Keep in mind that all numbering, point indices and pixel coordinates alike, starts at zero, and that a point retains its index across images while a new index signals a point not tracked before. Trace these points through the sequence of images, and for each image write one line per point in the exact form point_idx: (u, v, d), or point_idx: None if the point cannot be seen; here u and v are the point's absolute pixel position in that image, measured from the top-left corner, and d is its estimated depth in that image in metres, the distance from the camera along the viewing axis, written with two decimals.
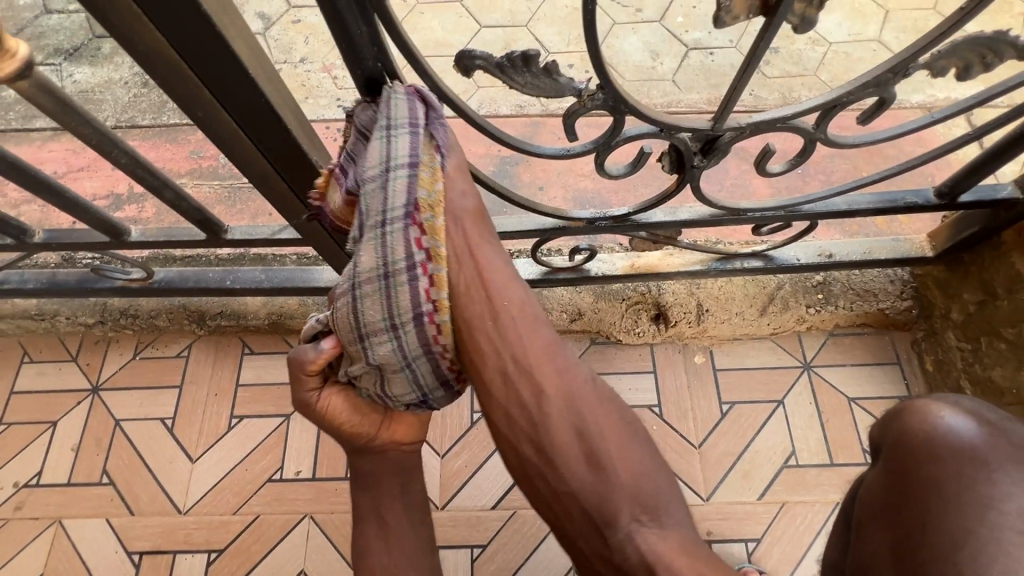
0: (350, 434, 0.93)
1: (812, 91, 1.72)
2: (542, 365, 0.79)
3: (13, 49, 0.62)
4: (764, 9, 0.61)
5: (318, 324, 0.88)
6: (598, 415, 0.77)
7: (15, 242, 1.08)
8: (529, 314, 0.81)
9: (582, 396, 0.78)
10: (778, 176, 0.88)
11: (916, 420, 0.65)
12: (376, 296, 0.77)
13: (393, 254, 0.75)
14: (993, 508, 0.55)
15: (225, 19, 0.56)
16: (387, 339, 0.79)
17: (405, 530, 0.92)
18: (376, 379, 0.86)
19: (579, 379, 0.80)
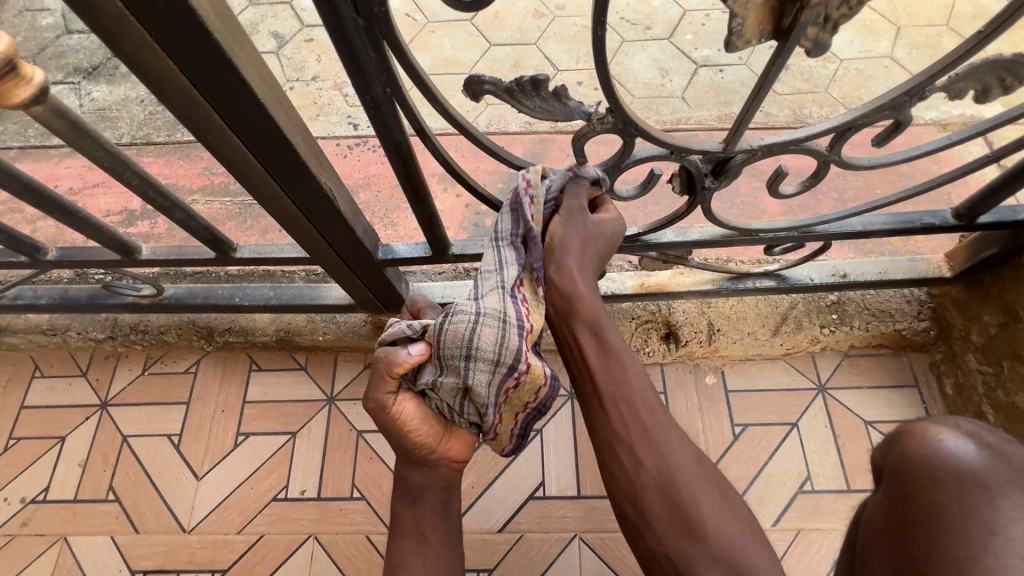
0: (412, 443, 0.87)
1: (824, 108, 1.71)
2: (649, 435, 0.76)
3: (30, 76, 0.63)
4: (776, 32, 0.60)
5: (407, 330, 0.82)
6: (701, 492, 0.72)
7: (28, 259, 1.09)
8: (640, 386, 0.79)
9: (685, 469, 0.74)
10: (791, 198, 0.87)
11: (915, 443, 0.65)
12: (495, 326, 0.75)
13: (502, 308, 0.75)
14: (997, 534, 0.53)
15: (236, 47, 0.56)
16: (488, 371, 0.77)
17: (442, 549, 0.91)
18: (455, 398, 0.82)
19: (683, 452, 0.75)
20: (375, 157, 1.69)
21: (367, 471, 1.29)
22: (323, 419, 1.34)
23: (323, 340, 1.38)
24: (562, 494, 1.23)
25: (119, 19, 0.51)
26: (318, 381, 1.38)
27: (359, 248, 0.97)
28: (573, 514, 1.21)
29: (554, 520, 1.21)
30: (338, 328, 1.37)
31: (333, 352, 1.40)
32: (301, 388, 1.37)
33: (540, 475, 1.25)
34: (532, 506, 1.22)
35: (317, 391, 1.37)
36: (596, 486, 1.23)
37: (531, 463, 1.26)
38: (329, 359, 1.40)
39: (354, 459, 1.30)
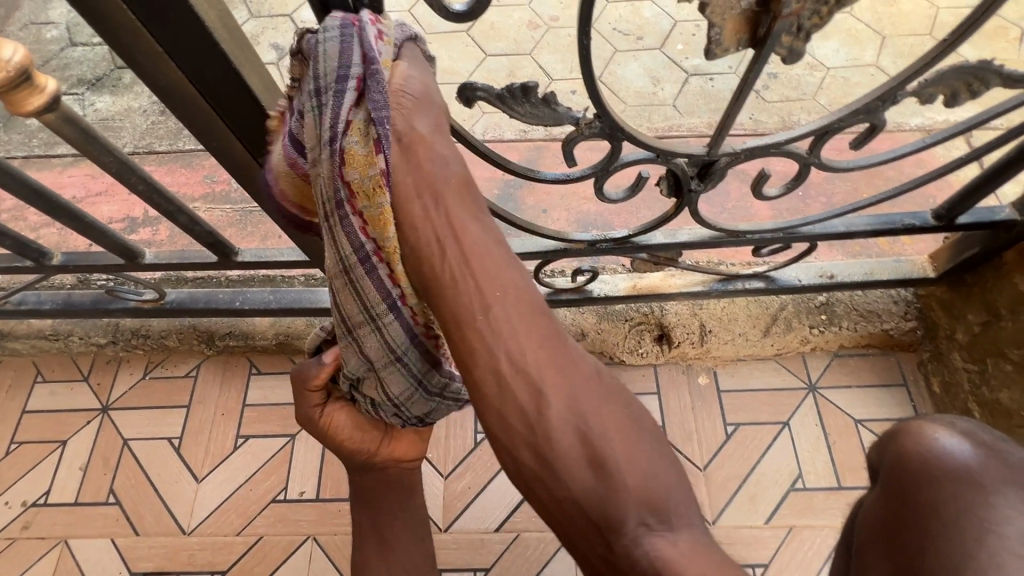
0: (351, 453, 0.92)
1: (811, 115, 1.75)
2: (550, 364, 0.53)
3: (44, 85, 0.66)
4: (753, 40, 0.63)
5: (322, 334, 0.95)
6: (613, 429, 0.50)
7: (34, 264, 1.12)
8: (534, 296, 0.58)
9: (586, 404, 0.51)
10: (774, 199, 0.90)
11: (910, 440, 0.56)
12: (349, 282, 0.68)
13: (349, 247, 0.65)
14: (993, 532, 0.45)
15: (241, 58, 0.60)
16: (370, 330, 0.70)
17: (404, 549, 0.90)
18: (374, 386, 0.78)
19: (593, 385, 0.52)
20: None
21: None
22: None
23: None
24: None
25: (134, 34, 0.54)
26: None
27: None
28: None
29: None
30: None
31: None
32: None
33: None
34: (528, 505, 1.24)
35: None
36: None
37: None
38: None
39: None
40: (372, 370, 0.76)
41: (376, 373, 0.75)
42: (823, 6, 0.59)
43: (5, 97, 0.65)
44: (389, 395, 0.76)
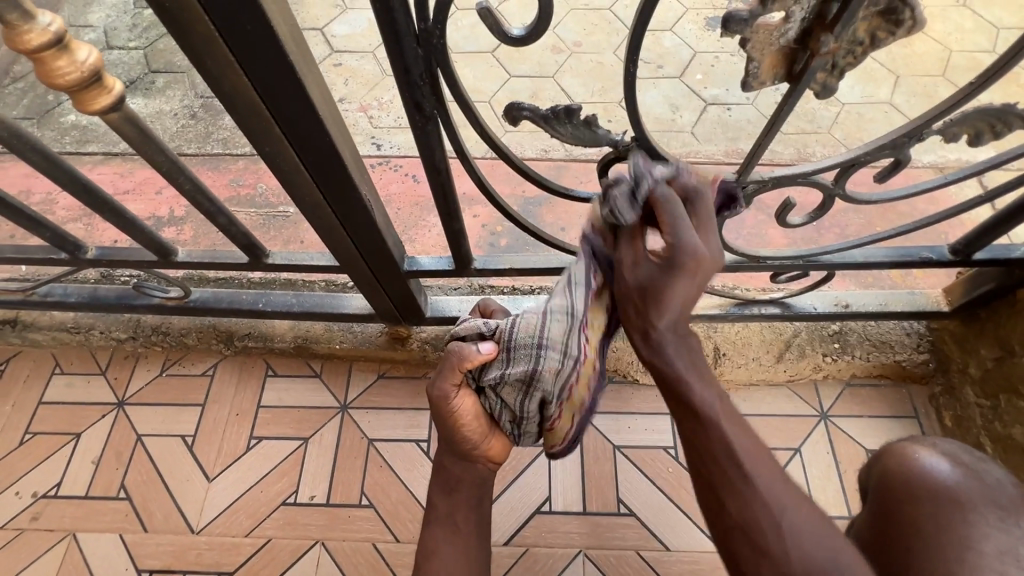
0: (458, 439, 0.90)
1: (826, 148, 1.80)
2: (748, 485, 0.64)
3: (112, 86, 0.69)
4: (789, 74, 0.66)
5: (481, 327, 0.87)
6: (821, 550, 0.62)
7: (69, 257, 1.15)
8: (734, 423, 0.67)
9: (778, 495, 0.64)
10: (797, 227, 0.92)
11: (896, 462, 0.80)
12: (563, 322, 0.77)
13: (570, 307, 0.77)
14: (972, 548, 0.68)
15: (305, 68, 0.62)
16: (558, 361, 0.79)
17: (473, 541, 0.92)
18: (517, 396, 0.85)
19: (782, 484, 0.65)
20: (396, 177, 1.76)
21: (375, 480, 1.31)
22: (336, 427, 1.37)
23: (339, 349, 1.42)
24: (568, 509, 1.25)
25: (209, 43, 0.58)
26: (332, 389, 1.41)
27: (389, 259, 1.02)
28: (578, 529, 1.23)
29: (560, 535, 1.23)
30: (355, 337, 1.41)
31: (348, 360, 1.44)
32: (315, 395, 1.41)
33: (547, 491, 1.27)
34: (538, 520, 1.24)
35: (330, 398, 1.40)
36: (601, 502, 1.25)
37: (539, 478, 1.28)
38: (344, 367, 1.43)
39: (364, 466, 1.32)
40: (531, 385, 0.82)
41: (530, 398, 0.84)
42: (858, 47, 0.62)
43: (75, 96, 0.68)
44: (527, 414, 0.87)
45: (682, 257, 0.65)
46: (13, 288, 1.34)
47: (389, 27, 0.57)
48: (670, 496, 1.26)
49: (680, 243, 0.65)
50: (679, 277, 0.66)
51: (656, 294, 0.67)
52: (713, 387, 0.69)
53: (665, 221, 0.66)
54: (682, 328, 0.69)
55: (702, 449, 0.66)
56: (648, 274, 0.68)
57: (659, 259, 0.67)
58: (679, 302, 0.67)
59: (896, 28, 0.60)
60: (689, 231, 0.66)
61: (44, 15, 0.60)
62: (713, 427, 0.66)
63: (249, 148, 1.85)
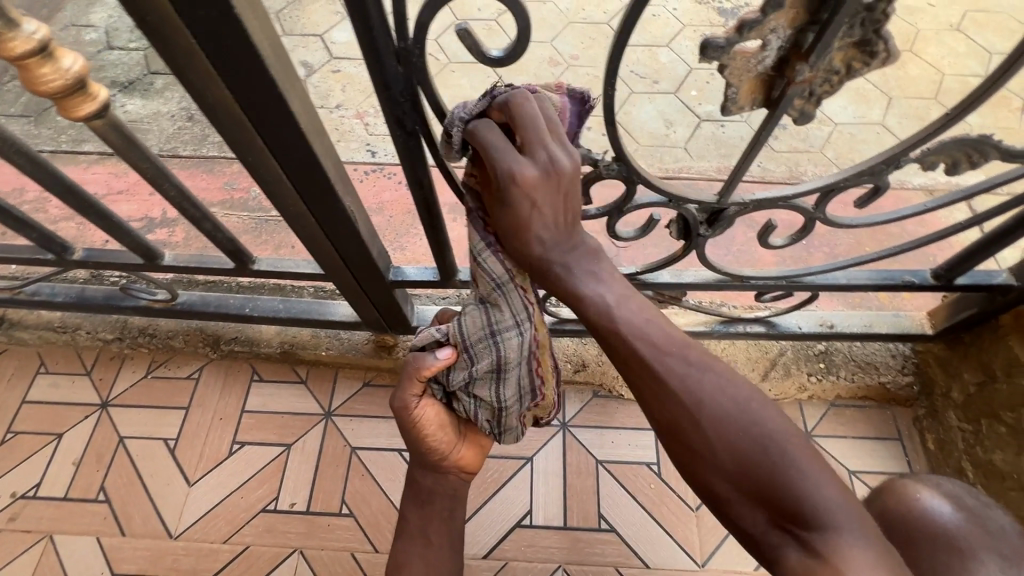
0: (426, 448, 0.90)
1: (818, 167, 1.81)
2: (661, 381, 0.59)
3: (97, 94, 0.70)
4: (767, 100, 0.67)
5: (436, 335, 0.83)
6: (751, 419, 0.57)
7: (56, 257, 1.15)
8: (630, 301, 0.62)
9: (707, 388, 0.58)
10: (779, 249, 0.93)
11: (899, 500, 0.82)
12: (491, 296, 0.73)
13: (488, 279, 0.73)
14: None
15: (286, 82, 0.63)
16: (516, 335, 0.76)
17: (445, 554, 0.92)
18: (491, 389, 0.82)
19: (711, 377, 0.59)
20: (390, 184, 1.77)
21: (357, 488, 1.30)
22: (319, 434, 1.36)
23: (325, 356, 1.42)
24: (549, 523, 1.25)
25: (191, 55, 0.58)
26: (317, 396, 1.41)
27: (374, 269, 1.02)
28: (558, 544, 1.23)
29: (540, 549, 1.22)
30: (341, 344, 1.41)
31: (334, 367, 1.44)
32: (299, 401, 1.40)
33: (528, 504, 1.26)
34: (518, 533, 1.24)
35: (315, 405, 1.40)
36: (582, 517, 1.25)
37: (521, 491, 1.28)
38: (330, 374, 1.43)
39: (346, 474, 1.32)
40: (500, 371, 0.79)
41: (505, 382, 0.81)
42: (834, 76, 0.62)
43: (59, 102, 0.68)
44: (506, 403, 0.84)
45: (521, 181, 0.59)
46: (0, 287, 1.34)
47: (369, 44, 0.58)
48: (651, 513, 1.25)
49: (503, 173, 0.60)
50: (536, 203, 0.60)
51: (530, 228, 0.62)
52: (600, 266, 0.64)
53: (485, 157, 0.62)
54: (573, 237, 0.64)
55: (617, 356, 0.61)
56: (506, 213, 0.62)
57: (502, 195, 0.61)
58: (542, 216, 0.61)
59: (872, 59, 0.61)
60: (516, 156, 0.60)
61: (30, 23, 0.61)
62: (609, 322, 0.61)
63: None
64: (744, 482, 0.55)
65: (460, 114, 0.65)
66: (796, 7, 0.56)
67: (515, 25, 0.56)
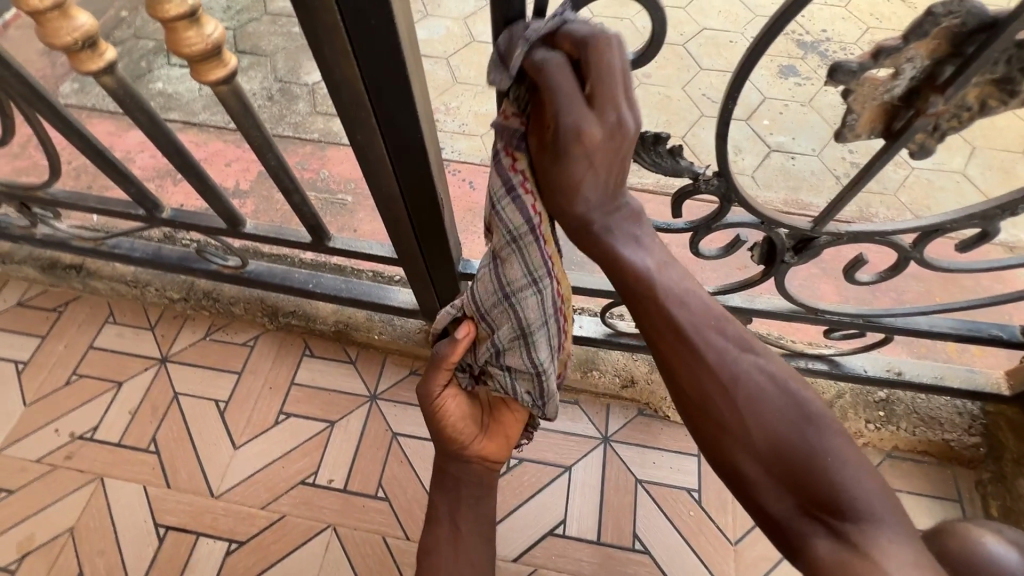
0: (449, 439, 0.90)
1: (890, 210, 1.75)
2: (697, 354, 0.59)
3: (229, 62, 0.74)
4: (886, 131, 0.65)
5: (453, 311, 0.87)
6: (788, 396, 0.56)
7: (146, 214, 1.21)
8: (671, 268, 0.62)
9: (752, 372, 0.57)
10: (865, 285, 0.90)
11: (957, 543, 0.62)
12: (513, 252, 0.71)
13: (517, 225, 0.68)
14: None
15: (411, 66, 0.65)
16: (533, 292, 0.73)
17: (473, 541, 0.89)
18: (521, 358, 0.81)
19: (766, 361, 0.58)
20: (454, 181, 1.80)
21: (394, 474, 1.32)
22: (363, 415, 1.38)
23: (377, 340, 1.44)
24: (582, 535, 1.23)
25: (332, 31, 0.61)
26: (365, 378, 1.43)
27: (447, 259, 1.04)
28: (589, 558, 1.21)
29: (570, 560, 1.21)
30: (393, 330, 1.43)
31: (383, 352, 1.46)
32: (347, 381, 1.43)
33: (563, 513, 1.25)
34: (550, 541, 1.22)
35: (361, 386, 1.42)
36: (616, 534, 1.23)
37: (557, 499, 1.27)
38: (379, 358, 1.45)
39: (385, 459, 1.33)
40: (525, 336, 0.78)
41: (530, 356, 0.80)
42: (965, 112, 0.61)
43: (194, 66, 0.73)
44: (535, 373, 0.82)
45: (590, 139, 0.55)
46: (86, 237, 1.41)
47: (503, 37, 0.59)
48: (687, 540, 1.22)
49: (567, 127, 0.55)
50: (594, 159, 0.57)
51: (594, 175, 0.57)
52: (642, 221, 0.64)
53: (550, 105, 0.55)
54: (618, 200, 0.62)
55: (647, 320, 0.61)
56: (556, 171, 0.58)
57: (562, 141, 0.56)
58: (602, 178, 0.58)
59: (1010, 99, 0.59)
60: (581, 107, 0.55)
61: None
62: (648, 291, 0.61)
63: (318, 135, 1.93)
64: (771, 460, 0.54)
65: (524, 47, 0.58)
66: (941, 38, 0.55)
67: (651, 30, 0.56)
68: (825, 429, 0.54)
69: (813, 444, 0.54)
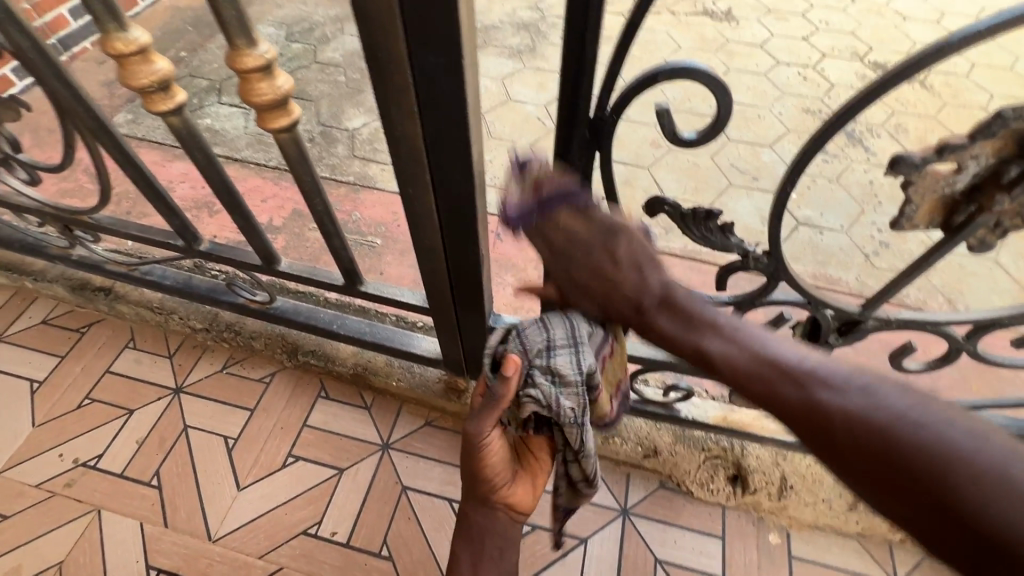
0: (479, 479, 0.81)
1: (920, 291, 1.71)
2: (786, 385, 0.58)
3: (294, 112, 0.77)
4: (944, 224, 0.65)
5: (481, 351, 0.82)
6: (892, 406, 0.52)
7: (184, 245, 1.23)
8: (743, 335, 0.62)
9: (848, 389, 0.55)
10: (911, 374, 0.87)
11: None
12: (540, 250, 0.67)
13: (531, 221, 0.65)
14: None
15: (474, 128, 0.67)
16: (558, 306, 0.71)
17: None
18: (569, 360, 0.70)
19: (866, 377, 0.55)
20: None
21: (400, 531, 1.25)
22: (373, 465, 1.34)
23: (394, 386, 1.42)
24: None
25: (401, 92, 0.63)
26: (378, 425, 1.39)
27: (479, 313, 1.03)
28: None
29: None
30: (412, 378, 1.41)
31: (399, 399, 1.43)
32: (359, 427, 1.39)
33: None
34: None
35: (374, 433, 1.38)
36: None
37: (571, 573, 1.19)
38: (394, 406, 1.42)
39: (392, 514, 1.27)
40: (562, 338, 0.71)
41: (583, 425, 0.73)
42: None
43: (260, 113, 0.75)
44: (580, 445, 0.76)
45: (552, 240, 0.65)
46: (121, 262, 1.44)
47: (568, 107, 0.61)
48: None
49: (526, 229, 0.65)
50: (569, 259, 0.66)
51: (615, 286, 0.66)
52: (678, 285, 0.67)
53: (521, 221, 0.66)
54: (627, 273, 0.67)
55: (714, 369, 0.63)
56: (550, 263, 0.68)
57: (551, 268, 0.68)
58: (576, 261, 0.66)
59: None
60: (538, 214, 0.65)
61: (264, 44, 0.68)
62: (693, 343, 0.64)
63: (354, 178, 1.98)
64: (889, 468, 0.50)
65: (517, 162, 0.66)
66: (1007, 139, 0.55)
67: (715, 113, 0.57)
68: (933, 420, 0.50)
69: (928, 440, 0.49)
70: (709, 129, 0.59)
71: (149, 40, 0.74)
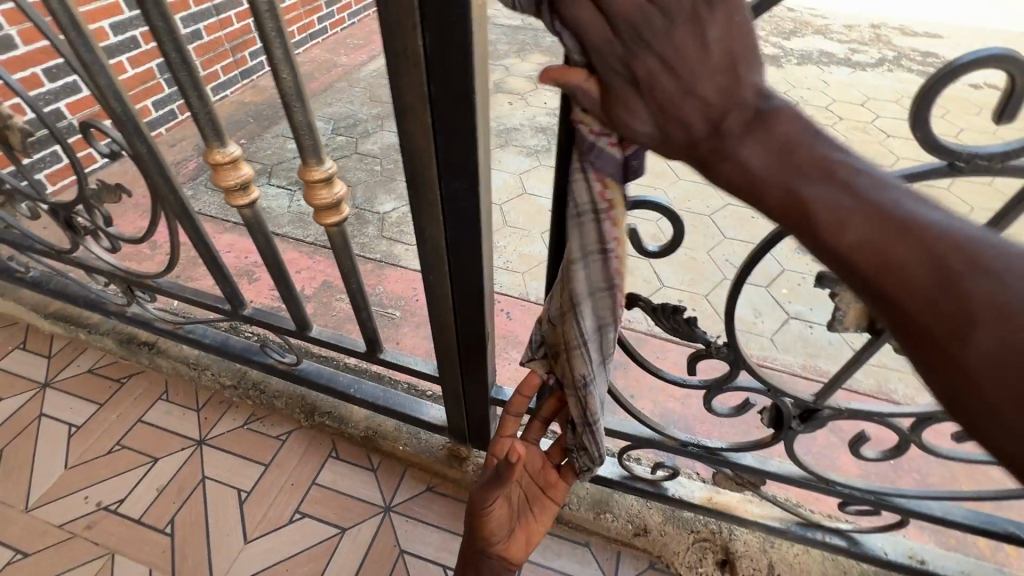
0: (483, 534, 0.90)
1: (909, 389, 1.78)
2: (849, 192, 0.44)
3: (344, 211, 0.96)
4: (871, 328, 0.78)
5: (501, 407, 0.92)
6: (943, 226, 0.42)
7: (230, 309, 1.40)
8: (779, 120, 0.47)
9: (883, 197, 0.44)
10: (870, 461, 0.96)
11: None
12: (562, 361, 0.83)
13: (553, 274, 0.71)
14: None
15: (486, 234, 0.84)
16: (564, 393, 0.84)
17: None
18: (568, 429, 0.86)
19: (895, 195, 0.44)
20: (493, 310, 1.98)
21: None
22: (374, 526, 1.40)
23: (401, 450, 1.51)
24: None
25: (431, 205, 0.81)
26: (382, 487, 1.47)
27: (483, 385, 1.16)
28: None
29: None
30: (418, 443, 1.50)
31: (404, 464, 1.51)
32: (364, 488, 1.47)
33: None
34: None
35: (377, 495, 1.45)
36: None
37: None
38: (399, 469, 1.50)
39: None
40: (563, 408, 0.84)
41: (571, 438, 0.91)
42: None
43: (317, 212, 0.94)
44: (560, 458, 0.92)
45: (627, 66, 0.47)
46: (169, 321, 1.61)
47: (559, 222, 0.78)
48: None
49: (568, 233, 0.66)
50: (642, 49, 0.45)
51: (687, 116, 0.46)
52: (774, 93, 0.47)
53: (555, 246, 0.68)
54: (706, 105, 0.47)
55: (803, 222, 0.45)
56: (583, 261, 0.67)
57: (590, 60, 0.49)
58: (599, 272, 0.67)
59: None
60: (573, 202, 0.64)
61: (328, 161, 0.88)
62: (783, 181, 0.45)
63: (381, 255, 2.20)
64: (1001, 348, 0.39)
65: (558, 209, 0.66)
66: None
67: (672, 233, 0.73)
68: (972, 237, 0.42)
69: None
70: (669, 248, 0.75)
71: (240, 153, 0.96)
